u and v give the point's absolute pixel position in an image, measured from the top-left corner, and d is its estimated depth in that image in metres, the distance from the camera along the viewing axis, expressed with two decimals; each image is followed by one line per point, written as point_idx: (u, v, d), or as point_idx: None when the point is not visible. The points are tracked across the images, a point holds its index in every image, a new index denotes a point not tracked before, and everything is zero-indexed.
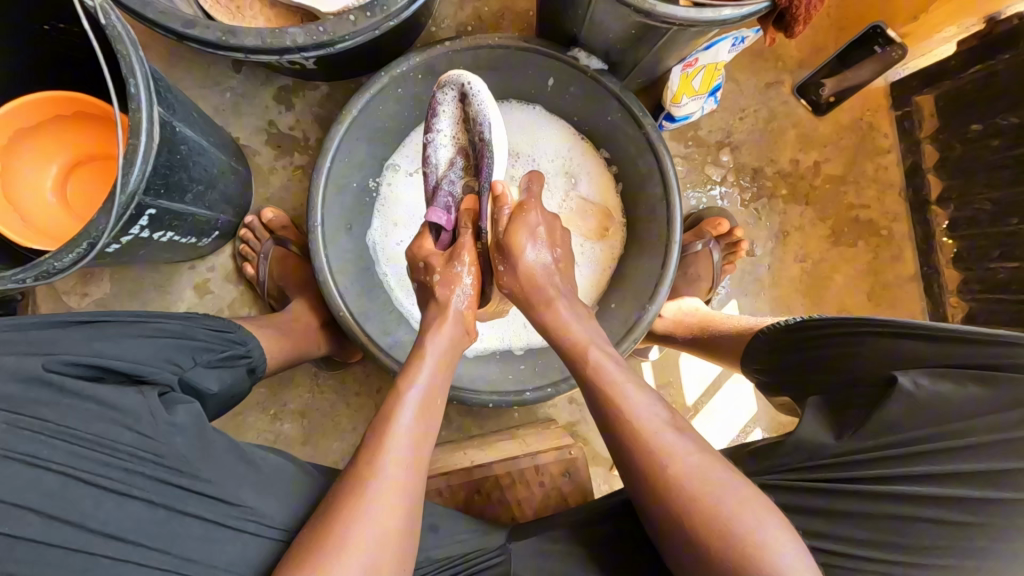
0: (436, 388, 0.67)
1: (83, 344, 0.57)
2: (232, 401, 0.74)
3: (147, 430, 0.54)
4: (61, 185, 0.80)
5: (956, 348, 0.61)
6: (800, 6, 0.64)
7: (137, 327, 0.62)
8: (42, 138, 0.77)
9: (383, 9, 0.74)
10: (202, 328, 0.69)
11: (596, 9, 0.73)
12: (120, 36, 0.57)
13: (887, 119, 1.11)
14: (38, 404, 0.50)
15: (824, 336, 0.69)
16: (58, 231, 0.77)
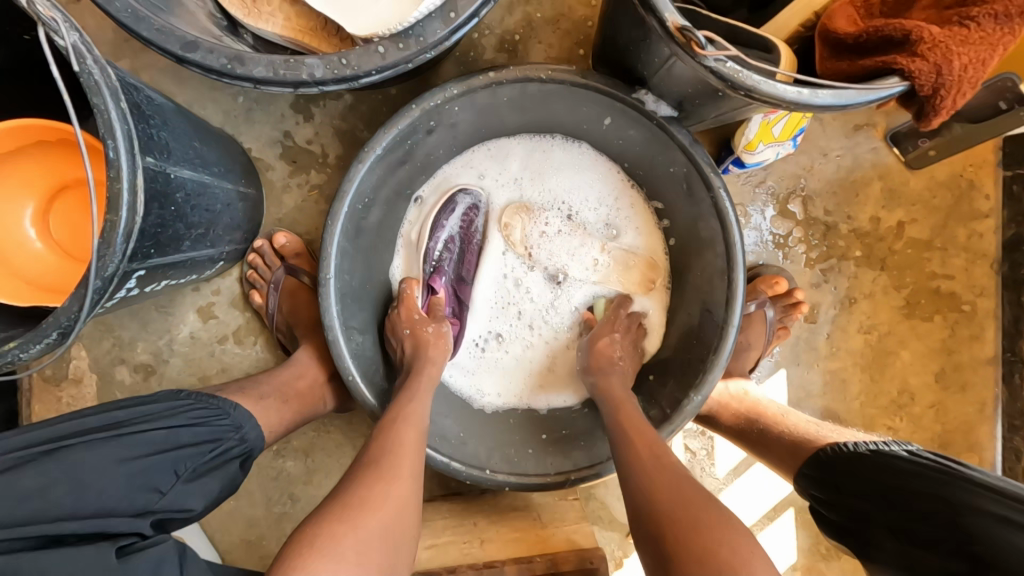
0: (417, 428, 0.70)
1: (33, 494, 0.50)
2: (228, 493, 0.67)
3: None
4: (42, 220, 0.70)
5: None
6: (949, 97, 0.50)
7: (109, 447, 0.56)
8: (22, 165, 0.67)
9: (419, 40, 0.62)
10: (185, 427, 0.62)
11: (676, 64, 0.60)
12: (97, 85, 0.47)
13: (993, 178, 0.96)
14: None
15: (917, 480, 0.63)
16: (31, 272, 0.67)
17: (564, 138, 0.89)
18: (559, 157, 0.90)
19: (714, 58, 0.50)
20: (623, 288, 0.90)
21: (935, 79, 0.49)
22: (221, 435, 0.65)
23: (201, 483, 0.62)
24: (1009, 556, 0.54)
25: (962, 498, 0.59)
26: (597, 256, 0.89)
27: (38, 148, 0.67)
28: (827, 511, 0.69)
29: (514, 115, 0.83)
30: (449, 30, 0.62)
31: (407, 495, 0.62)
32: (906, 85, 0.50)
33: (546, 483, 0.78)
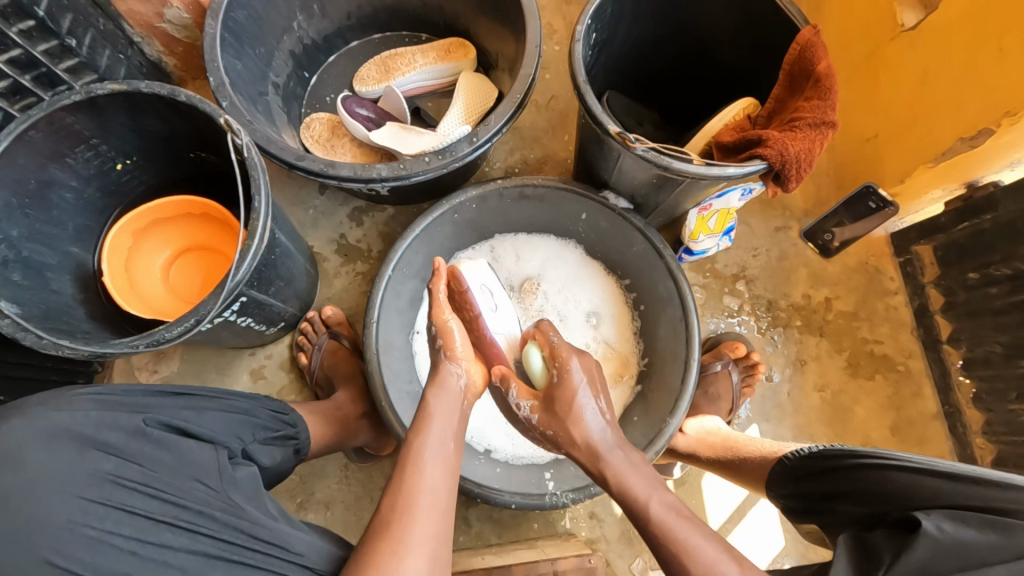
0: (447, 449, 0.74)
1: (177, 409, 0.68)
2: (279, 477, 0.83)
3: (212, 481, 0.62)
4: (169, 269, 0.96)
5: (972, 488, 0.63)
6: (792, 168, 0.78)
7: (215, 402, 0.74)
8: (174, 223, 0.95)
9: (452, 154, 0.93)
10: (262, 406, 0.80)
11: (623, 162, 0.90)
12: (255, 164, 0.75)
13: (891, 264, 1.22)
14: (138, 453, 0.60)
15: (847, 460, 0.76)
16: (144, 293, 0.92)
17: (561, 241, 1.17)
18: (561, 259, 1.17)
19: (640, 148, 0.80)
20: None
21: (781, 157, 0.78)
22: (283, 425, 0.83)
23: (269, 449, 0.78)
24: (925, 499, 0.65)
25: (887, 464, 0.71)
26: (586, 339, 1.12)
27: (186, 218, 0.95)
28: (798, 515, 0.83)
29: (516, 213, 1.12)
30: (472, 148, 0.94)
31: (438, 515, 0.66)
32: (765, 163, 0.79)
33: (544, 502, 0.89)
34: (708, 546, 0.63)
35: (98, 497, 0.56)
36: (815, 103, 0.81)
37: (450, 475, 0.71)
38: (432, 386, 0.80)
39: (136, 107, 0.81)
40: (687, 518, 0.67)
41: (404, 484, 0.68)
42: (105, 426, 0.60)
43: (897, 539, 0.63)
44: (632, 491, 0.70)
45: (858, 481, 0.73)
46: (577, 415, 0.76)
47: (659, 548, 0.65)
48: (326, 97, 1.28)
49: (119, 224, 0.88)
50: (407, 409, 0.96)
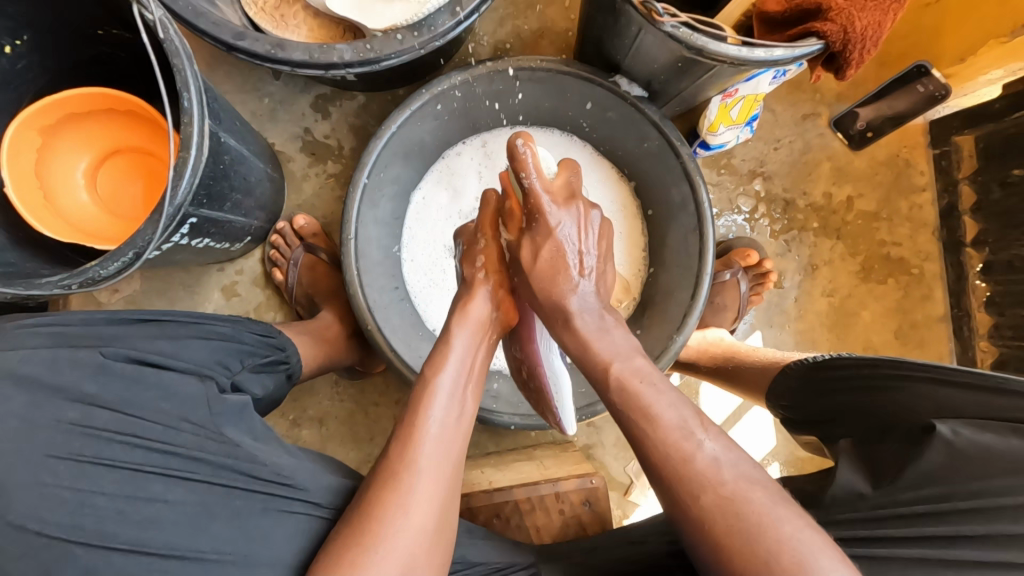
0: (463, 387, 0.66)
1: (148, 341, 0.60)
2: (275, 404, 0.76)
3: (201, 419, 0.56)
4: (93, 175, 0.81)
5: (992, 399, 0.58)
6: (853, 50, 0.63)
7: (193, 328, 0.65)
8: (92, 121, 0.79)
9: (430, 29, 0.75)
10: (247, 328, 0.72)
11: (642, 41, 0.73)
12: (177, 50, 0.58)
13: (924, 156, 1.10)
14: (113, 398, 0.53)
15: (843, 368, 0.69)
16: (67, 208, 0.78)
17: (567, 137, 1.03)
18: (567, 159, 1.04)
19: (670, 24, 0.64)
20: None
21: (843, 36, 0.62)
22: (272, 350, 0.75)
23: (259, 377, 0.71)
24: (938, 410, 0.60)
25: (892, 373, 0.65)
26: None
27: (107, 113, 0.79)
28: (797, 428, 0.76)
29: (510, 102, 0.95)
30: (454, 21, 0.75)
31: (445, 465, 0.59)
32: (822, 44, 0.64)
33: (545, 424, 0.85)
34: (699, 431, 0.56)
35: (69, 452, 0.49)
36: None
37: (463, 420, 0.64)
38: (456, 312, 0.71)
39: None
40: (645, 379, 0.61)
41: (413, 430, 0.60)
42: (64, 365, 0.52)
43: (909, 447, 0.59)
44: (599, 355, 0.64)
45: (859, 394, 0.67)
46: (558, 272, 0.69)
47: (626, 417, 0.60)
48: None
49: (19, 121, 0.70)
50: (395, 330, 0.89)
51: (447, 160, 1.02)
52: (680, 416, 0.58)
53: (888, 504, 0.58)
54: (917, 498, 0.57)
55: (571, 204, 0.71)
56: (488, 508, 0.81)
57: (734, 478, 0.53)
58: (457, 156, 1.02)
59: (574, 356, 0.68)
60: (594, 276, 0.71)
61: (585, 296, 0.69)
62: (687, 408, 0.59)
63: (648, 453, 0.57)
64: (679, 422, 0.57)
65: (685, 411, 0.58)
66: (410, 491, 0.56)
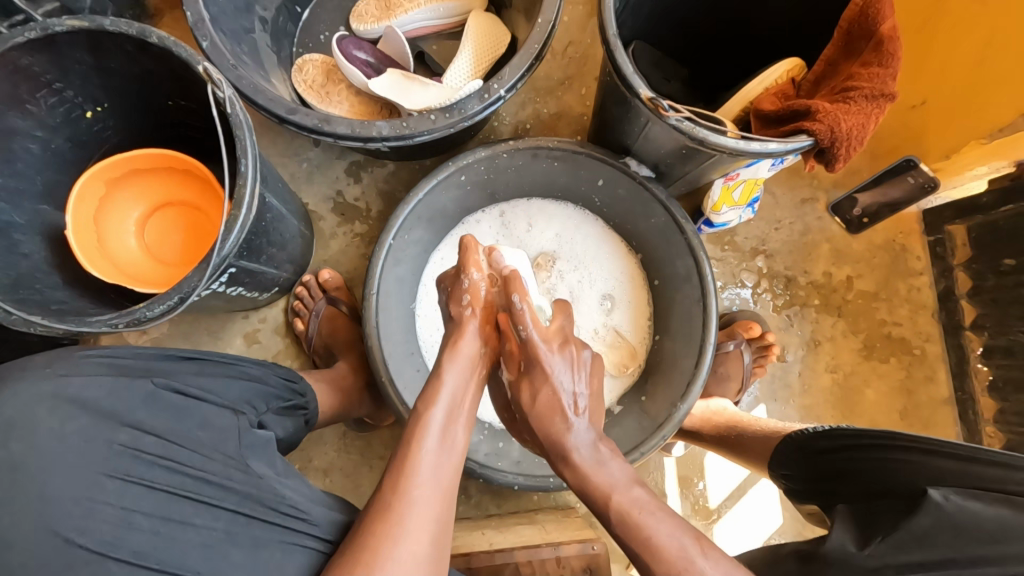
0: (455, 418, 0.67)
1: (190, 375, 0.64)
2: (292, 447, 0.79)
3: (232, 449, 0.59)
4: (143, 223, 0.88)
5: (987, 471, 0.59)
6: (841, 146, 0.70)
7: (228, 369, 0.69)
8: (151, 177, 0.87)
9: (460, 111, 0.84)
10: (275, 373, 0.76)
11: (650, 129, 0.81)
12: (240, 122, 0.67)
13: (920, 242, 1.15)
14: (156, 424, 0.56)
15: (844, 436, 0.72)
16: (115, 252, 0.84)
17: (580, 210, 1.10)
18: (578, 230, 1.10)
19: (675, 117, 0.72)
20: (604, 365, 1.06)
21: (831, 134, 0.70)
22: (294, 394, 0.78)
23: (281, 419, 0.74)
24: (934, 479, 0.62)
25: (890, 443, 0.67)
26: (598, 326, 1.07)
27: (166, 170, 0.87)
28: (801, 497, 0.77)
29: (527, 176, 1.04)
30: (482, 105, 0.84)
31: (438, 495, 0.61)
32: (812, 140, 0.71)
33: (549, 485, 0.86)
34: (698, 556, 0.57)
35: (114, 471, 0.52)
36: (875, 71, 0.72)
37: (455, 453, 0.65)
38: (448, 350, 0.71)
39: (100, 46, 0.71)
40: (648, 510, 0.61)
41: (404, 467, 0.61)
42: (119, 392, 0.56)
43: (903, 510, 0.60)
44: (598, 488, 0.64)
45: (860, 460, 0.69)
46: (554, 413, 0.69)
47: (631, 555, 0.59)
48: (319, 35, 1.16)
49: (90, 172, 0.79)
50: (407, 383, 0.92)
51: (466, 225, 1.10)
52: (680, 544, 0.58)
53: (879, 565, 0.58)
54: (908, 562, 0.56)
55: (562, 349, 0.72)
56: (487, 571, 0.80)
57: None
58: (476, 222, 1.10)
59: (573, 487, 0.67)
60: (589, 415, 0.70)
61: (581, 438, 0.68)
62: (686, 535, 0.59)
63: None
64: (678, 549, 0.58)
65: (683, 538, 0.58)
66: (402, 529, 0.56)
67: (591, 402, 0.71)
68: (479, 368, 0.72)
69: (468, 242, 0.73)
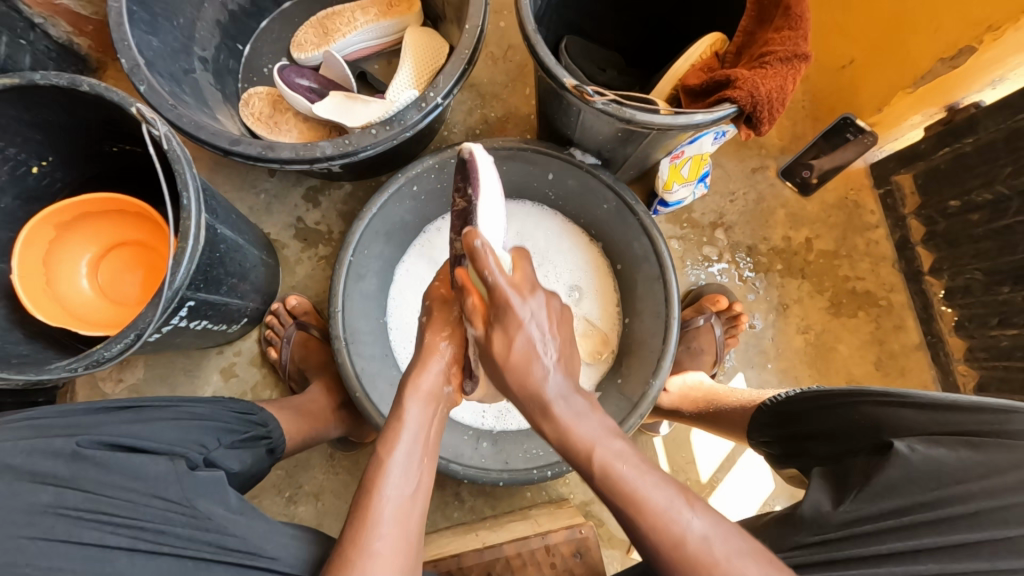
0: (420, 457, 0.65)
1: (125, 426, 0.64)
2: (256, 479, 0.79)
3: (173, 495, 0.59)
4: (96, 265, 0.89)
5: (944, 414, 0.62)
6: (763, 110, 0.72)
7: (172, 411, 0.69)
8: (103, 218, 0.88)
9: (400, 123, 0.86)
10: (228, 408, 0.76)
11: (585, 117, 0.83)
12: (178, 156, 0.68)
13: (871, 196, 1.18)
14: (80, 480, 0.56)
15: (814, 395, 0.73)
16: (65, 294, 0.85)
17: (537, 205, 1.12)
18: (538, 226, 1.12)
19: (600, 101, 0.74)
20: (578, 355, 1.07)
21: (751, 99, 0.72)
22: (253, 425, 0.79)
23: (238, 452, 0.74)
24: (900, 428, 0.64)
25: (857, 398, 0.68)
26: None
27: (119, 212, 0.88)
28: (779, 459, 0.79)
29: None
30: (421, 114, 0.86)
31: (403, 541, 0.58)
32: (735, 107, 0.73)
33: (534, 478, 0.87)
34: (687, 509, 0.57)
35: (40, 535, 0.53)
36: (787, 35, 0.75)
37: (419, 493, 0.62)
38: (408, 380, 0.67)
39: (35, 101, 0.72)
40: (620, 471, 0.59)
41: (367, 518, 0.58)
42: (37, 454, 0.56)
43: (871, 464, 0.63)
44: (580, 444, 0.60)
45: (831, 416, 0.70)
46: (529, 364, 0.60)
47: (615, 509, 0.59)
48: (263, 68, 1.18)
49: (38, 217, 0.80)
50: (383, 396, 0.93)
51: (426, 233, 1.11)
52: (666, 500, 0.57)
53: (853, 521, 0.60)
54: (881, 512, 0.60)
55: (534, 292, 0.61)
56: (478, 568, 0.81)
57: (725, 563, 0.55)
58: (437, 231, 1.11)
59: (551, 443, 0.62)
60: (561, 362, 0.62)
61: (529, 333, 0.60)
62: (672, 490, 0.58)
63: (639, 535, 0.57)
64: (663, 506, 0.57)
65: (671, 492, 0.58)
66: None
67: (564, 348, 0.62)
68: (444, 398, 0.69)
69: (469, 233, 0.59)
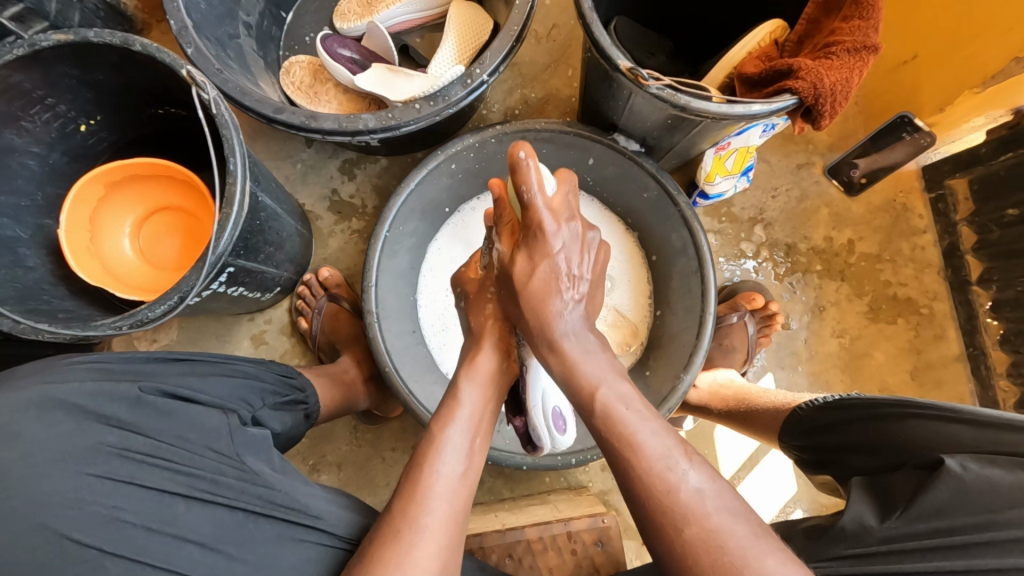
0: (475, 438, 0.66)
1: (179, 378, 0.65)
2: (293, 443, 0.80)
3: (224, 448, 0.61)
4: (138, 227, 0.90)
5: (997, 434, 0.60)
6: (826, 103, 0.69)
7: (221, 367, 0.70)
8: (152, 181, 0.89)
9: (445, 99, 0.84)
10: (271, 370, 0.77)
11: (634, 102, 0.81)
12: (225, 122, 0.68)
13: (921, 199, 1.14)
14: (141, 424, 0.58)
15: (858, 407, 0.71)
16: (106, 253, 0.86)
17: None
18: None
19: (655, 86, 0.71)
20: (607, 345, 1.06)
21: (814, 91, 0.69)
22: (292, 390, 0.80)
23: (279, 414, 0.75)
24: (949, 446, 0.61)
25: (905, 413, 0.66)
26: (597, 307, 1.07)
27: (168, 177, 0.89)
28: (811, 468, 0.77)
29: None
30: (465, 91, 0.85)
31: (456, 517, 0.59)
32: (796, 98, 0.70)
33: (557, 464, 0.86)
34: (683, 461, 0.55)
35: (103, 472, 0.55)
36: (857, 25, 0.71)
37: (471, 476, 0.63)
38: (466, 364, 0.71)
39: (87, 58, 0.72)
40: (632, 407, 0.59)
41: (416, 485, 0.60)
42: (104, 396, 0.58)
43: (918, 482, 0.60)
44: (582, 378, 0.61)
45: (876, 429, 0.68)
46: (552, 292, 0.65)
47: (610, 446, 0.58)
48: (305, 37, 1.17)
49: (91, 175, 0.81)
50: (411, 374, 0.94)
51: (459, 212, 1.10)
52: (600, 375, 0.63)
53: (896, 536, 0.59)
54: (926, 531, 0.57)
55: (568, 222, 0.66)
56: (500, 549, 0.83)
57: (716, 512, 0.53)
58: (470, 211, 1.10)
59: (556, 376, 0.65)
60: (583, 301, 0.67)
61: (569, 323, 0.66)
62: (668, 436, 0.58)
63: (630, 479, 0.56)
64: (661, 452, 0.56)
65: (665, 437, 0.57)
66: (415, 546, 0.55)
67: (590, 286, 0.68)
68: (506, 373, 0.73)
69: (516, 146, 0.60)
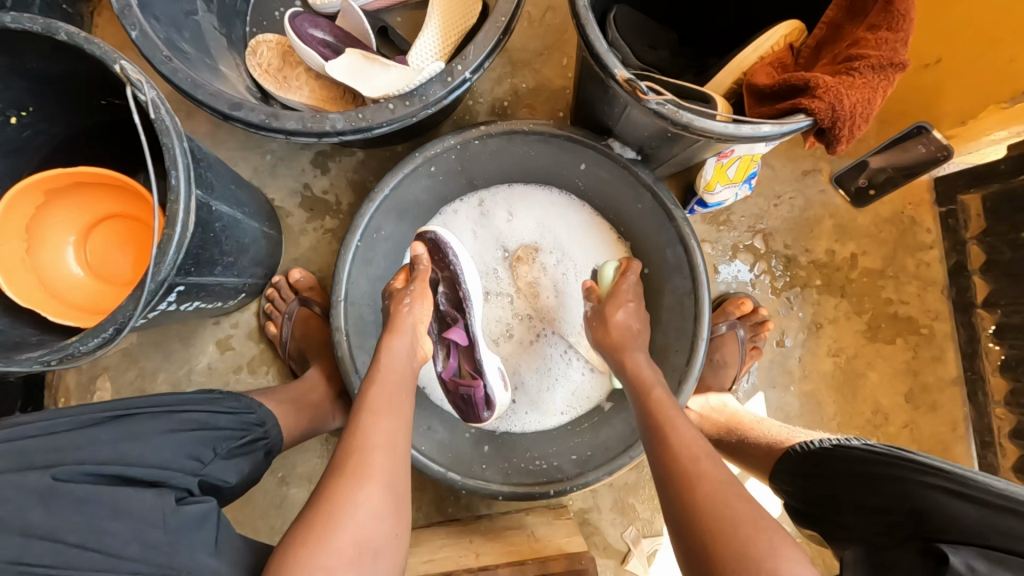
0: (404, 390, 0.70)
1: (110, 445, 0.57)
2: (251, 484, 0.75)
3: (157, 538, 0.51)
4: (84, 238, 0.82)
5: (1006, 520, 0.54)
6: (843, 127, 0.62)
7: (161, 421, 0.63)
8: (101, 188, 0.82)
9: (422, 98, 0.76)
10: (223, 411, 0.71)
11: (631, 112, 0.73)
12: (167, 128, 0.60)
13: (931, 213, 1.07)
14: (51, 524, 0.48)
15: (858, 462, 0.67)
16: (45, 265, 0.78)
17: (564, 194, 1.03)
18: (563, 216, 1.03)
19: (655, 101, 0.63)
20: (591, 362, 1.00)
21: (831, 114, 0.62)
22: (249, 428, 0.74)
23: (233, 462, 0.69)
24: (948, 523, 0.56)
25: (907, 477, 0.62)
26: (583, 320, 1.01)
27: (119, 186, 0.82)
28: (800, 520, 0.73)
29: (505, 162, 0.96)
30: (445, 90, 0.76)
31: (395, 462, 0.62)
32: (810, 120, 0.63)
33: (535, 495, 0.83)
34: (778, 544, 0.51)
35: None
36: (883, 36, 0.63)
37: (406, 423, 0.67)
38: (386, 334, 0.74)
39: (8, 47, 0.63)
40: (704, 461, 0.60)
41: (354, 436, 0.63)
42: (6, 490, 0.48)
43: (905, 556, 0.56)
44: (680, 441, 0.63)
45: (874, 488, 0.64)
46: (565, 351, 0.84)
47: (666, 471, 0.61)
48: (274, 12, 1.06)
49: (27, 181, 0.73)
50: None
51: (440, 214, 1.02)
52: (689, 435, 0.64)
53: None
54: None
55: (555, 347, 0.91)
56: None
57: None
58: (452, 213, 1.03)
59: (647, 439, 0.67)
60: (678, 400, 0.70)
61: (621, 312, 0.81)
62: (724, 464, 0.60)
63: (691, 508, 0.56)
64: (753, 520, 0.53)
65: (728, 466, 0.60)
66: (357, 484, 0.58)
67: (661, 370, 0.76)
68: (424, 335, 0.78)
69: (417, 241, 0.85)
